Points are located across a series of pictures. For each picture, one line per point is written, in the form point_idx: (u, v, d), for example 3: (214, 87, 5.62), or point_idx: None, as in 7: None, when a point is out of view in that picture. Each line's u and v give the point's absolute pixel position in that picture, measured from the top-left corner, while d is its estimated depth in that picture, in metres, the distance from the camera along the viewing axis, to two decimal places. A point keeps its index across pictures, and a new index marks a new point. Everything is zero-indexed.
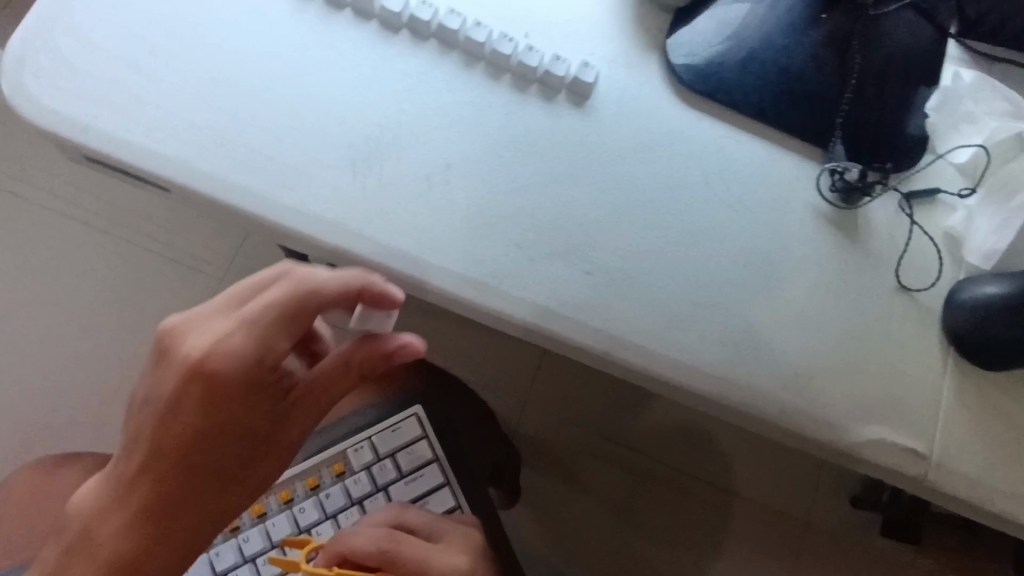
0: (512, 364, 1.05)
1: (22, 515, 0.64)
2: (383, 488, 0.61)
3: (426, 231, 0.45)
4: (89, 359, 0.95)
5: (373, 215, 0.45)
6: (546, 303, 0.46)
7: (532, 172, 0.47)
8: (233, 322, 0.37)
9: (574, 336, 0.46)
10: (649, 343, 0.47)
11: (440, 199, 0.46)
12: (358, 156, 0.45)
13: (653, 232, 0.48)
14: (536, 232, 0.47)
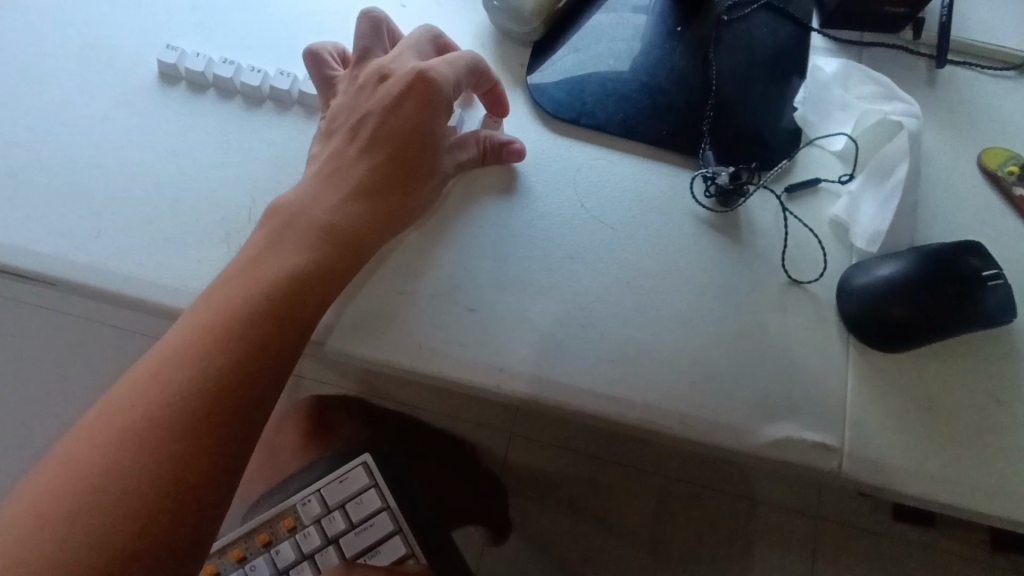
0: (489, 414, 1.02)
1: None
2: (333, 541, 0.59)
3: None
4: (45, 442, 0.94)
5: None
6: (431, 345, 0.47)
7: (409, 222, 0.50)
8: (377, 61, 0.49)
9: (464, 374, 0.46)
10: (537, 373, 0.46)
11: None
12: (231, 227, 0.46)
13: (533, 261, 0.49)
14: (423, 279, 0.48)
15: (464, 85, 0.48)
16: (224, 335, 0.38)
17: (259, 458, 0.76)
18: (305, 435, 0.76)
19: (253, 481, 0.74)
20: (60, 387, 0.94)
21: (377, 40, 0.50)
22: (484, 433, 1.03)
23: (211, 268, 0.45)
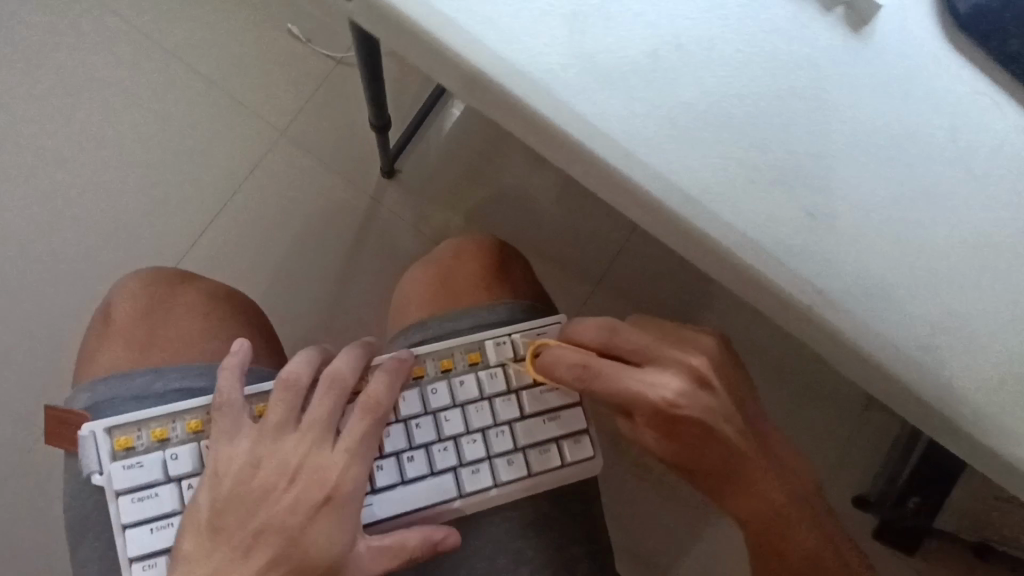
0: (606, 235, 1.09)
1: (122, 326, 0.60)
2: (515, 392, 0.57)
3: (640, 120, 0.39)
4: (196, 203, 1.07)
5: (585, 94, 0.39)
6: (747, 231, 0.40)
7: (772, 76, 0.40)
8: None
9: (774, 281, 0.40)
10: (844, 308, 0.41)
11: (659, 91, 0.40)
12: (578, 9, 0.40)
13: (885, 185, 0.41)
14: (766, 156, 0.40)
15: None
16: (269, 509, 0.49)
17: (423, 279, 0.69)
18: (483, 272, 0.68)
19: (414, 300, 0.68)
20: (224, 161, 1.08)
21: None
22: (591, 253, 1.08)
23: (557, 69, 0.39)
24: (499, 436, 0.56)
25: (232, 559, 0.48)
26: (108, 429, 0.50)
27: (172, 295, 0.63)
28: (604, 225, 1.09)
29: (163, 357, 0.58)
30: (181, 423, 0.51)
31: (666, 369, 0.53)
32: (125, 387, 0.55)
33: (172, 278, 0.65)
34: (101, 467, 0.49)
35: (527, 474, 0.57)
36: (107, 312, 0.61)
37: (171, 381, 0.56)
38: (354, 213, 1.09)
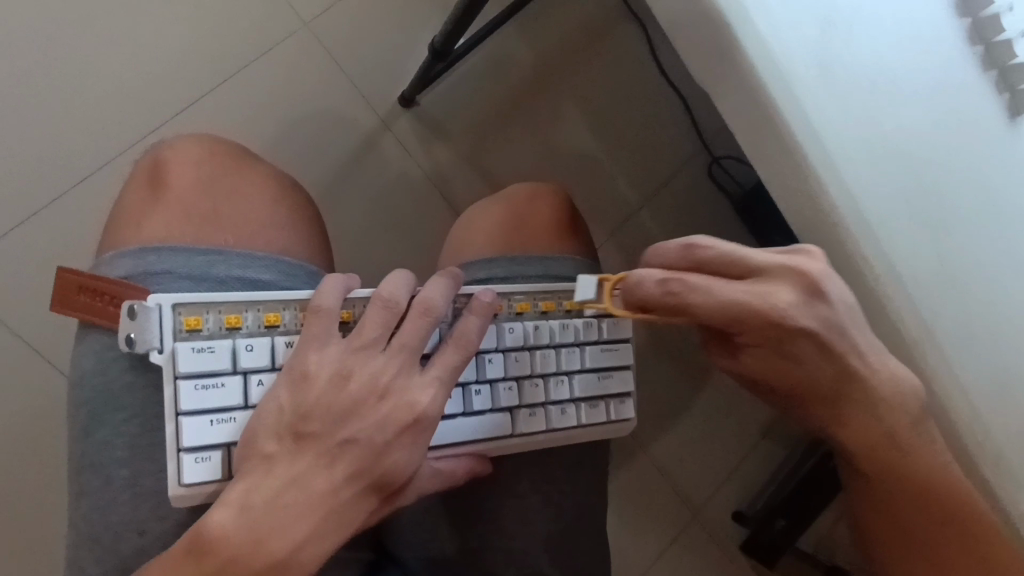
0: (663, 155, 1.13)
1: (181, 193, 0.51)
2: (579, 345, 0.56)
3: (842, 132, 0.43)
4: (187, 75, 0.94)
5: (815, 93, 0.42)
6: (889, 260, 0.44)
7: (953, 127, 0.45)
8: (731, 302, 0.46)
9: (896, 311, 0.44)
10: (946, 352, 0.45)
11: (873, 105, 0.43)
12: (832, 17, 0.43)
13: (1005, 250, 0.46)
14: (925, 195, 0.45)
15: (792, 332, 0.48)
16: (348, 422, 0.43)
17: (493, 213, 0.65)
18: (559, 223, 0.65)
19: (481, 234, 0.64)
20: (228, 35, 0.96)
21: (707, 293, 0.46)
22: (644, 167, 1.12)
23: (796, 62, 0.42)
24: (558, 384, 0.55)
25: (316, 467, 0.42)
26: (177, 304, 0.42)
27: (237, 171, 0.54)
28: (664, 146, 1.13)
29: (225, 238, 0.50)
30: (256, 314, 0.45)
31: (780, 278, 0.49)
32: (185, 264, 0.47)
33: (235, 152, 0.55)
34: (162, 344, 0.42)
35: (574, 424, 0.55)
36: (158, 172, 0.52)
37: (233, 267, 0.48)
38: (359, 131, 1.01)
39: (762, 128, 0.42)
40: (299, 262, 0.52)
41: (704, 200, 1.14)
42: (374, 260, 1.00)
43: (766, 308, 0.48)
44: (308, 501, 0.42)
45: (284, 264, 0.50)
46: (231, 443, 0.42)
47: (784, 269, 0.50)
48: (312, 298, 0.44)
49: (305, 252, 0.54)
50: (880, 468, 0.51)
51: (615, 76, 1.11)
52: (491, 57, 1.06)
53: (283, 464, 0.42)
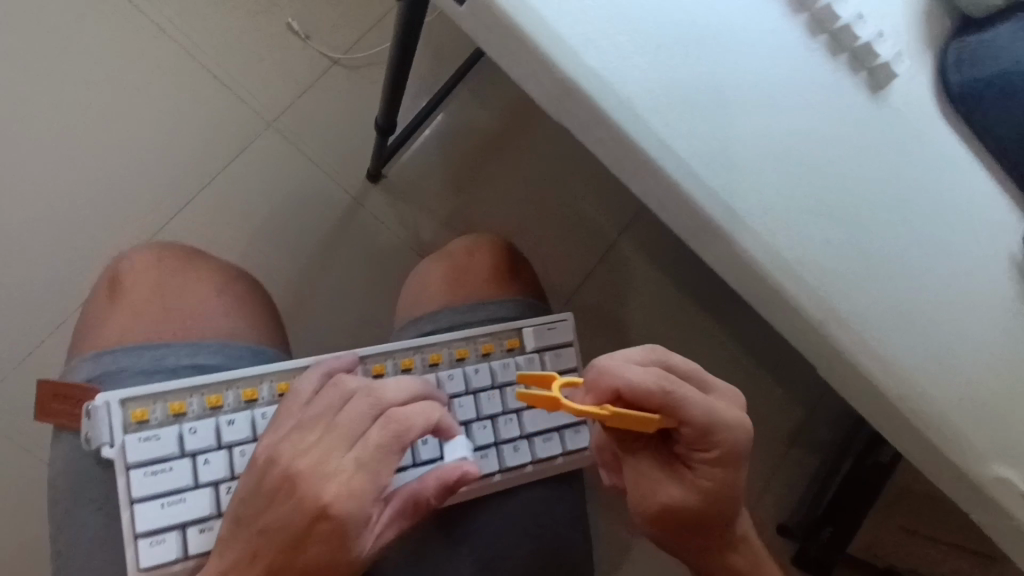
0: (606, 217, 1.14)
1: (131, 297, 0.55)
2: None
3: (704, 147, 0.46)
4: (173, 185, 1.03)
5: (664, 117, 0.46)
6: (780, 253, 0.47)
7: (816, 123, 0.49)
8: (652, 381, 0.45)
9: (797, 296, 0.47)
10: (851, 327, 0.48)
11: (729, 117, 0.47)
12: (667, 41, 0.46)
13: (885, 225, 0.50)
14: (803, 188, 0.48)
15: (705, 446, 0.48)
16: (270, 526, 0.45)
17: (437, 268, 0.68)
18: (500, 266, 0.67)
19: (427, 290, 0.67)
20: (206, 143, 1.05)
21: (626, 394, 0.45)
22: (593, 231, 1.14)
23: (642, 94, 0.45)
24: (507, 422, 0.55)
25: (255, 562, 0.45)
26: (124, 400, 0.46)
27: (187, 269, 0.59)
28: (605, 207, 1.14)
29: (176, 331, 0.54)
30: (200, 397, 0.48)
31: (729, 401, 0.50)
32: (140, 361, 0.51)
33: (184, 251, 0.60)
34: (112, 439, 0.46)
35: (529, 461, 0.56)
36: (113, 281, 0.57)
37: (184, 357, 0.52)
38: (335, 210, 1.07)
39: (627, 155, 0.46)
40: (246, 344, 0.56)
41: (662, 252, 1.15)
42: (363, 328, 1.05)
43: (729, 422, 0.48)
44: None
45: (231, 348, 0.54)
46: (185, 522, 0.46)
47: (730, 394, 0.50)
48: (297, 382, 0.49)
49: (254, 332, 0.58)
50: (724, 566, 0.56)
51: (540, 150, 1.13)
52: (445, 123, 1.12)
53: (228, 548, 0.45)
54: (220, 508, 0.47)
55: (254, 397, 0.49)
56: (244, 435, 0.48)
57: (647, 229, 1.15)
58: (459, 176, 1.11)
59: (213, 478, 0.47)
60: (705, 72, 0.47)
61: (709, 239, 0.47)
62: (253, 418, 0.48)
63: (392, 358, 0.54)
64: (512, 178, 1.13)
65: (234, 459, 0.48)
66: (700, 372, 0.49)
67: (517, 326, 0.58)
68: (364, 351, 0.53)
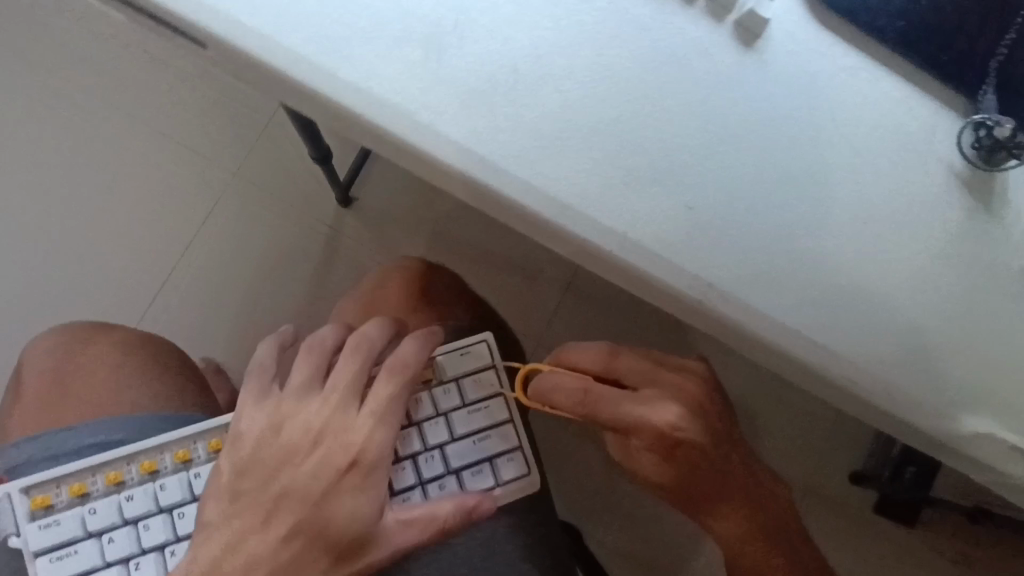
0: (541, 276, 1.03)
1: (37, 390, 0.61)
2: (443, 415, 0.56)
3: (508, 136, 0.38)
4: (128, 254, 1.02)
5: (447, 111, 0.38)
6: (621, 233, 0.39)
7: (658, 79, 0.40)
8: (551, 386, 0.53)
9: (659, 280, 0.39)
10: (742, 298, 0.40)
11: (530, 98, 0.39)
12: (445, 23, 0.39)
13: (768, 171, 0.41)
14: (633, 156, 0.39)
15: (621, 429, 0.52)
16: None
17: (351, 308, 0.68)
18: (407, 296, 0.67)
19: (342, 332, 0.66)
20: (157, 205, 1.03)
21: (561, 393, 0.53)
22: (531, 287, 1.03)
23: (416, 90, 0.38)
24: (429, 459, 0.55)
25: (254, 527, 0.50)
26: (27, 488, 0.50)
27: (89, 347, 0.64)
28: (541, 269, 1.04)
29: (80, 413, 0.60)
30: (102, 476, 0.52)
31: (667, 389, 0.54)
32: (44, 448, 0.56)
33: (89, 330, 0.66)
34: (20, 528, 0.50)
35: (458, 495, 0.55)
36: (22, 376, 0.63)
37: (84, 436, 0.56)
38: (310, 249, 1.02)
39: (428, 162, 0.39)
40: (149, 410, 0.60)
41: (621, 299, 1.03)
42: None
43: (661, 417, 0.52)
44: (252, 558, 0.50)
45: (131, 420, 0.58)
46: None
47: (678, 380, 0.55)
48: (256, 358, 0.56)
49: (160, 399, 0.62)
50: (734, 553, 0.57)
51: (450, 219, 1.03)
52: None
53: (236, 541, 0.50)
54: None
55: (152, 469, 0.52)
56: (176, 498, 0.51)
57: (588, 285, 1.03)
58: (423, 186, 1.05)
59: (120, 555, 0.50)
60: (489, 57, 0.38)
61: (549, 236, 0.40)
62: (180, 481, 0.52)
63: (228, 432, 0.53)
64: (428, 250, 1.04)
65: (139, 533, 0.50)
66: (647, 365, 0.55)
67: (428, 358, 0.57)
68: (200, 427, 0.53)
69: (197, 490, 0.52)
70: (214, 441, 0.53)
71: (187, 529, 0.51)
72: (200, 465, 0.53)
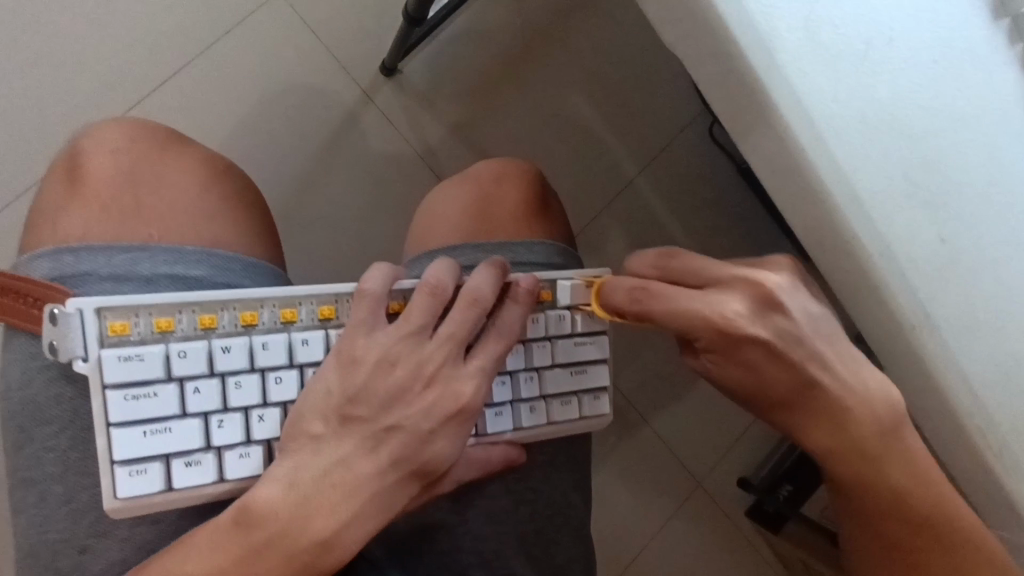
0: (645, 140, 1.05)
1: (97, 189, 0.46)
2: (550, 339, 0.52)
3: (835, 106, 0.38)
4: (155, 52, 0.90)
5: (795, 56, 0.37)
6: (884, 239, 0.40)
7: (963, 103, 0.40)
8: (620, 288, 0.48)
9: (892, 295, 0.40)
10: (948, 340, 0.42)
11: (862, 82, 0.39)
12: None
13: (1013, 230, 0.42)
14: (916, 173, 0.40)
15: (684, 319, 0.46)
16: None
17: (459, 196, 0.62)
18: (529, 205, 0.62)
19: (447, 221, 0.61)
20: (203, 7, 0.92)
21: (623, 294, 0.48)
22: (632, 151, 1.05)
23: (781, 25, 0.37)
24: (528, 380, 0.51)
25: (360, 450, 0.44)
26: (100, 309, 0.40)
27: (161, 156, 0.49)
28: (636, 144, 1.05)
29: (150, 231, 0.46)
30: (191, 315, 0.42)
31: (729, 288, 0.48)
32: (106, 264, 0.43)
33: (161, 130, 0.50)
34: (86, 353, 0.39)
35: (544, 422, 0.52)
36: (72, 163, 0.48)
37: (160, 264, 0.45)
38: (339, 106, 0.96)
39: (742, 92, 0.38)
40: (236, 254, 0.48)
41: (704, 176, 1.07)
42: (359, 239, 0.95)
43: (716, 316, 0.46)
44: (357, 480, 0.43)
45: (217, 258, 0.47)
46: (167, 453, 0.41)
47: (737, 278, 0.48)
48: (361, 281, 0.45)
49: (248, 244, 0.50)
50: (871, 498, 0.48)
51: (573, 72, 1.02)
52: (487, 28, 1.00)
53: (330, 445, 0.43)
54: (209, 442, 0.42)
55: (253, 322, 0.43)
56: (277, 361, 0.43)
57: (688, 168, 1.06)
58: (493, 83, 1.00)
59: (203, 408, 0.41)
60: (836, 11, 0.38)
61: (811, 210, 0.40)
62: (284, 343, 0.43)
63: (346, 301, 0.46)
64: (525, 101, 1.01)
65: (227, 390, 0.42)
66: (708, 263, 0.49)
67: (550, 278, 0.51)
68: (318, 288, 0.45)
69: (301, 358, 0.44)
70: (326, 307, 0.45)
71: (286, 397, 0.43)
72: (305, 330, 0.45)
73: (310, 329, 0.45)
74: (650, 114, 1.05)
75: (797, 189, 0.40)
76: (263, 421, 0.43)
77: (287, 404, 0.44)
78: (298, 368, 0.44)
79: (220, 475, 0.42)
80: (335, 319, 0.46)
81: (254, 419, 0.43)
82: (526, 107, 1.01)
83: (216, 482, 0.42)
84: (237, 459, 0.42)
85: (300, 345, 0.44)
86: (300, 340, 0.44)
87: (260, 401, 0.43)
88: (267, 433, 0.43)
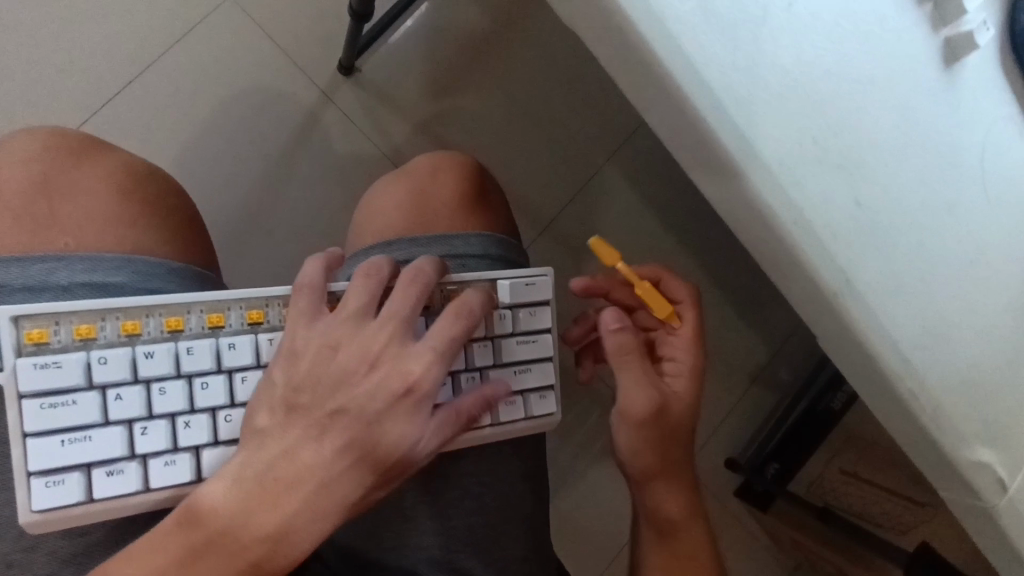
0: (606, 125, 1.04)
1: (12, 199, 0.46)
2: (492, 339, 0.51)
3: (737, 75, 0.38)
4: (103, 63, 0.90)
5: (692, 27, 0.37)
6: (797, 206, 0.40)
7: (872, 67, 0.40)
8: None
9: (810, 262, 0.40)
10: (871, 304, 0.41)
11: (760, 49, 0.38)
12: None
13: (924, 191, 0.42)
14: (827, 138, 0.40)
15: None
16: None
17: (396, 191, 0.62)
18: (464, 196, 0.62)
19: (381, 217, 0.61)
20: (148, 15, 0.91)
21: None
22: (592, 137, 1.04)
23: None
24: (470, 381, 0.50)
25: None
26: (16, 318, 0.39)
27: (81, 165, 0.49)
28: (597, 130, 1.04)
29: (67, 241, 0.46)
30: (115, 322, 0.42)
31: None
32: (23, 275, 0.43)
33: (83, 140, 0.50)
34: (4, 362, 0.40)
35: (488, 424, 0.51)
36: None
37: (77, 272, 0.44)
38: (293, 108, 0.95)
39: (645, 71, 0.38)
40: (158, 260, 0.48)
41: (667, 158, 1.06)
42: (321, 241, 0.95)
43: None
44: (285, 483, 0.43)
45: (137, 265, 0.46)
46: (89, 462, 0.41)
47: None
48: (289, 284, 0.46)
49: (172, 250, 0.50)
50: None
51: (529, 61, 1.01)
52: (441, 22, 0.99)
53: None
54: (133, 450, 0.42)
55: (178, 328, 0.43)
56: (203, 366, 0.43)
57: (650, 150, 1.06)
58: (449, 76, 0.99)
59: (126, 415, 0.41)
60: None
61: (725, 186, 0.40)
62: (210, 347, 0.43)
63: (276, 305, 0.46)
64: (483, 93, 1.01)
65: (152, 397, 0.42)
66: None
67: (491, 278, 0.51)
68: (244, 292, 0.45)
69: (229, 363, 0.44)
70: (254, 311, 0.45)
71: (211, 403, 0.43)
72: (234, 335, 0.44)
73: (239, 334, 0.45)
74: (612, 99, 1.04)
75: (709, 165, 0.40)
76: (189, 428, 0.42)
77: (215, 410, 0.44)
78: (226, 373, 0.44)
79: (146, 484, 0.42)
80: (265, 323, 0.46)
81: (181, 425, 0.43)
82: (484, 98, 1.00)
83: (141, 491, 0.42)
84: (163, 467, 0.42)
85: (227, 349, 0.44)
86: (227, 344, 0.44)
87: (186, 408, 0.42)
88: (194, 440, 0.43)
